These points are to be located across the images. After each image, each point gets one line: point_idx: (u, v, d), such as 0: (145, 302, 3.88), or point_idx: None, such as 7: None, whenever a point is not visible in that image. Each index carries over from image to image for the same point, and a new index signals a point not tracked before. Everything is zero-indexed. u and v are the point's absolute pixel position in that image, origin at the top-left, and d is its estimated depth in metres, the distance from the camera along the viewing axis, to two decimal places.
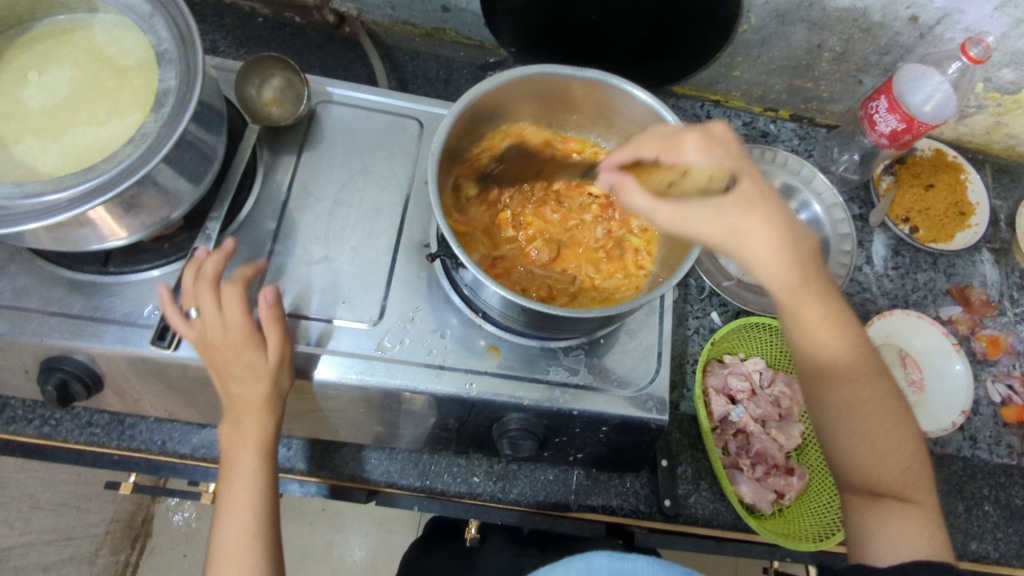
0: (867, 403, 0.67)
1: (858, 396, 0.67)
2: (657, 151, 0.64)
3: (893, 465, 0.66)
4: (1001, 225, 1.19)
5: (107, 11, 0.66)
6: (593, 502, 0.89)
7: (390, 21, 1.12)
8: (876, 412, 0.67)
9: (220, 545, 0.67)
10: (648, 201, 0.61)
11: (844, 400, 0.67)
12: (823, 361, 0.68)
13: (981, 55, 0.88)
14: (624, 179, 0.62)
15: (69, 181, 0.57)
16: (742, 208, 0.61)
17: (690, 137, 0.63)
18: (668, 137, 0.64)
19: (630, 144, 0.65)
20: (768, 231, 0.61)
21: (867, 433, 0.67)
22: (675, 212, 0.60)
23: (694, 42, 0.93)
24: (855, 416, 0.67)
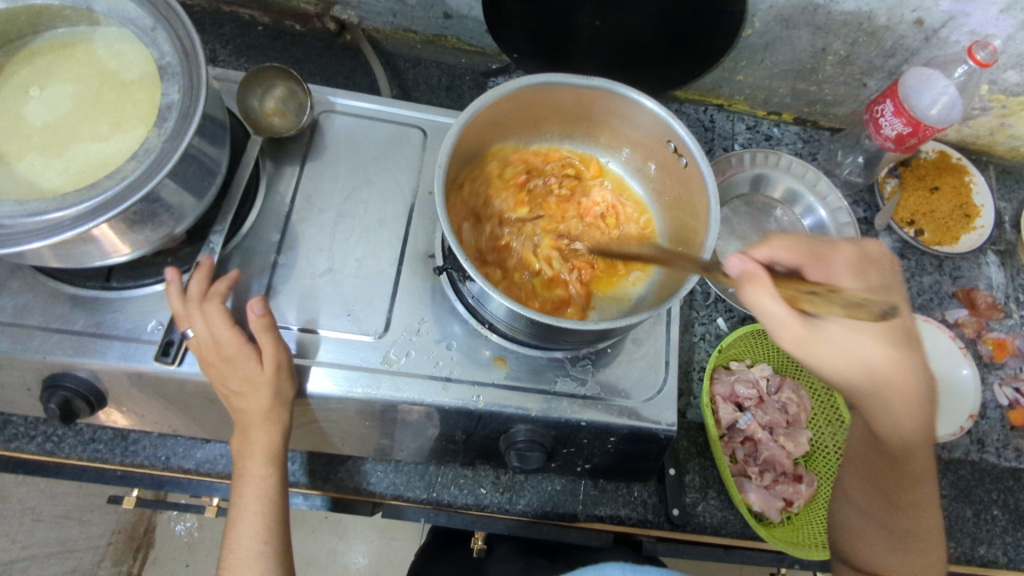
0: (925, 531, 0.72)
1: (916, 523, 0.72)
2: (802, 261, 0.62)
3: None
4: (1006, 227, 1.18)
5: (108, 24, 0.66)
6: (601, 512, 0.88)
7: (390, 28, 1.12)
8: (924, 540, 0.72)
9: (233, 550, 0.68)
10: (787, 313, 0.53)
11: (903, 522, 0.72)
12: (902, 493, 0.72)
13: (988, 59, 0.88)
14: (761, 275, 0.53)
15: (72, 198, 0.56)
16: (881, 351, 0.64)
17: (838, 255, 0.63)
18: (814, 251, 0.62)
19: (770, 244, 0.62)
20: (905, 388, 0.66)
21: (905, 548, 0.72)
22: (802, 337, 0.56)
23: (698, 48, 0.92)
24: (907, 538, 0.72)
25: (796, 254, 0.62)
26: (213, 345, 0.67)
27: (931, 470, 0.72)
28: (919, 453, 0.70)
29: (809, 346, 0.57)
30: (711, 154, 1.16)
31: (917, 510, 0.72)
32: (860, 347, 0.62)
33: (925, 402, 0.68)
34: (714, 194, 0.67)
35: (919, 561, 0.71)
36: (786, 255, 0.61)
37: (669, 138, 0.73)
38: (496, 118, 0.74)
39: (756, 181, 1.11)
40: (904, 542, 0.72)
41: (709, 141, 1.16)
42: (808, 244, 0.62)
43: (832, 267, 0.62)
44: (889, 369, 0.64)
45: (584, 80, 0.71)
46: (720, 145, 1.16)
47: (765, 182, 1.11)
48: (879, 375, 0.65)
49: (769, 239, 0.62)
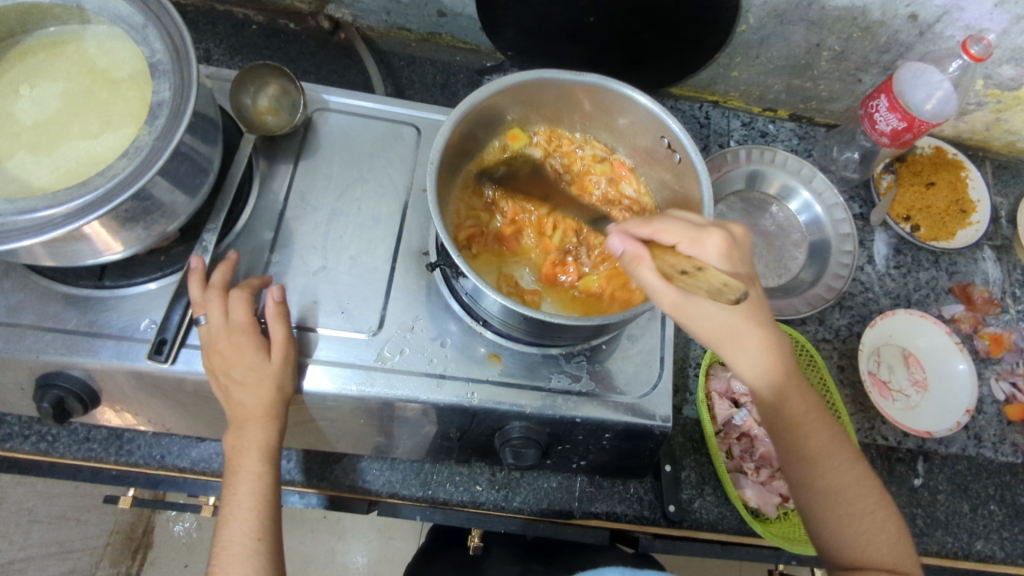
0: (849, 487, 0.69)
1: (839, 480, 0.69)
2: (679, 241, 0.58)
3: (882, 544, 0.66)
4: (1002, 222, 1.18)
5: (99, 23, 0.66)
6: (597, 509, 0.89)
7: (385, 26, 1.12)
8: (856, 497, 0.68)
9: (227, 547, 0.67)
10: (661, 283, 0.58)
11: (825, 486, 0.69)
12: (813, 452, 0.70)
13: (982, 53, 0.88)
14: (642, 252, 0.58)
15: (62, 196, 0.56)
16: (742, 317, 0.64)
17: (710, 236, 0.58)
18: (693, 229, 0.59)
19: (652, 224, 0.59)
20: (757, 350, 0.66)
21: (848, 518, 0.67)
22: (677, 300, 0.59)
23: (693, 44, 0.92)
24: (841, 499, 0.68)
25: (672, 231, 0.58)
26: (228, 331, 0.69)
27: (823, 424, 0.71)
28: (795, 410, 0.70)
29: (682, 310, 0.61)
30: (706, 150, 1.16)
31: (826, 466, 0.69)
32: (718, 315, 0.63)
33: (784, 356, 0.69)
34: (708, 190, 0.66)
35: (866, 524, 0.67)
36: (669, 238, 0.58)
37: (663, 134, 0.73)
38: (550, 102, 0.77)
39: (751, 178, 1.11)
40: (842, 504, 0.68)
41: (704, 138, 1.16)
42: (686, 226, 0.59)
43: (703, 247, 0.58)
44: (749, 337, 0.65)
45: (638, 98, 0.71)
46: (715, 142, 1.16)
47: (760, 179, 1.11)
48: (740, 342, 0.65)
49: (651, 220, 0.59)
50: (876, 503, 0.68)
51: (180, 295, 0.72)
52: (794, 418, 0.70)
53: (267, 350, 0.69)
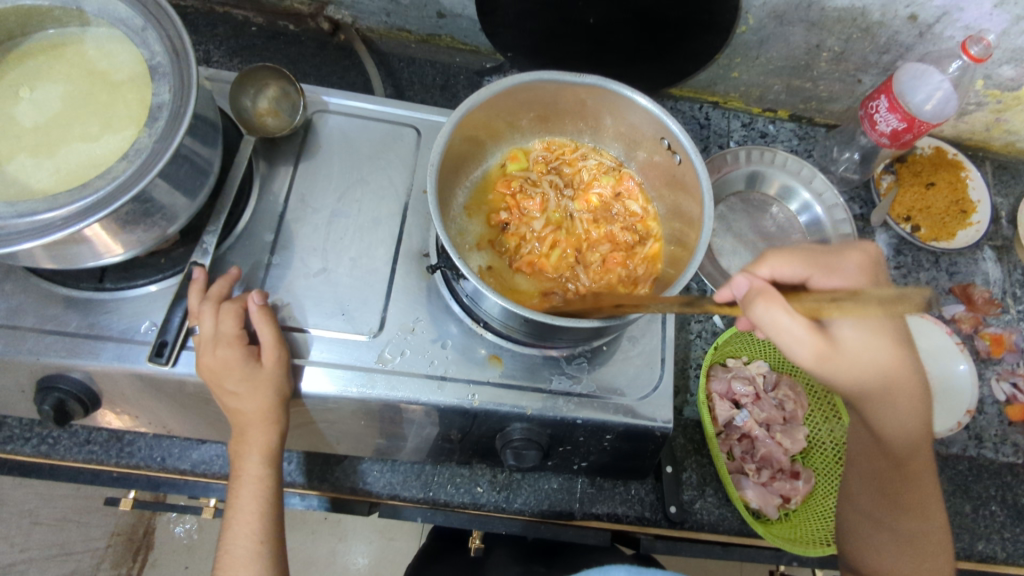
0: (925, 533, 0.73)
1: (916, 524, 0.73)
2: (806, 275, 0.62)
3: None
4: (1002, 222, 1.18)
5: (99, 25, 0.66)
6: (598, 510, 0.88)
7: (384, 27, 1.12)
8: (930, 543, 0.73)
9: (228, 551, 0.68)
10: (802, 327, 0.54)
11: (902, 523, 0.74)
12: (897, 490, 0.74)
13: (982, 53, 0.88)
14: (771, 290, 0.54)
15: (63, 199, 0.56)
16: (891, 360, 0.65)
17: (842, 265, 0.63)
18: (814, 261, 0.62)
19: (769, 262, 0.62)
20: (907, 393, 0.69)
21: (912, 556, 0.72)
22: (820, 347, 0.57)
23: (693, 45, 0.92)
24: (912, 542, 0.73)
25: (804, 265, 0.62)
26: (216, 343, 0.68)
27: (926, 466, 0.74)
28: (919, 450, 0.73)
29: (830, 360, 0.59)
30: (706, 151, 1.16)
31: (914, 508, 0.74)
32: (871, 358, 0.64)
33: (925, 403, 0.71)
34: (708, 190, 0.66)
35: (929, 564, 0.72)
36: (789, 271, 0.62)
37: (664, 135, 0.73)
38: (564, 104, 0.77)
39: (751, 178, 1.11)
40: (910, 545, 0.73)
41: (704, 139, 1.16)
42: (812, 255, 0.63)
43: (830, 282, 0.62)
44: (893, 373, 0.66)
45: (654, 108, 0.71)
46: (715, 143, 1.16)
47: (760, 179, 1.11)
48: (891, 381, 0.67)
49: (767, 257, 0.63)
50: (943, 552, 0.72)
51: (180, 298, 0.71)
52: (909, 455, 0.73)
53: (258, 358, 0.69)
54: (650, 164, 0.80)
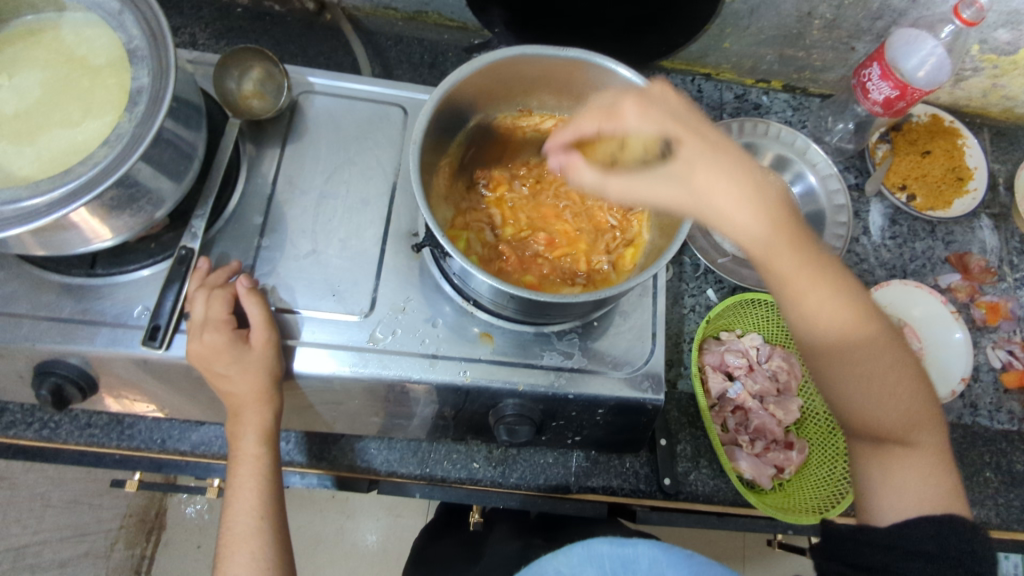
0: (865, 353, 0.66)
1: (863, 354, 0.66)
2: (598, 124, 0.65)
3: (898, 410, 0.66)
4: (1000, 189, 1.17)
5: (76, 10, 0.65)
6: (594, 484, 0.90)
7: (370, 6, 1.11)
8: (874, 365, 0.66)
9: (231, 527, 0.69)
10: (598, 177, 0.61)
11: (849, 359, 0.66)
12: (812, 321, 0.66)
13: (975, 17, 0.87)
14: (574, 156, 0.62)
15: (46, 185, 0.57)
16: (688, 160, 0.62)
17: (625, 102, 0.64)
18: (604, 110, 0.65)
19: (572, 124, 0.65)
20: (724, 178, 0.62)
21: (858, 385, 0.66)
22: (625, 184, 0.61)
23: (684, 12, 0.89)
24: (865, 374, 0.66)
25: (591, 118, 0.65)
26: (203, 329, 0.69)
27: (816, 270, 0.65)
28: (785, 249, 0.64)
29: (634, 184, 0.61)
30: None
31: (842, 335, 0.66)
32: (661, 174, 0.62)
33: (764, 202, 0.63)
34: None
35: (885, 396, 0.66)
36: (588, 124, 0.65)
37: None
38: (534, 80, 0.77)
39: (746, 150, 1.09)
40: (856, 381, 0.66)
41: None
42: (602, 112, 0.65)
43: (619, 117, 0.64)
44: (698, 173, 0.62)
45: (641, 78, 0.70)
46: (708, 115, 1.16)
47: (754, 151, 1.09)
48: (697, 186, 0.62)
49: (568, 122, 0.66)
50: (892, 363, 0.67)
51: (171, 281, 0.72)
52: (787, 259, 0.64)
53: (248, 340, 0.70)
54: None
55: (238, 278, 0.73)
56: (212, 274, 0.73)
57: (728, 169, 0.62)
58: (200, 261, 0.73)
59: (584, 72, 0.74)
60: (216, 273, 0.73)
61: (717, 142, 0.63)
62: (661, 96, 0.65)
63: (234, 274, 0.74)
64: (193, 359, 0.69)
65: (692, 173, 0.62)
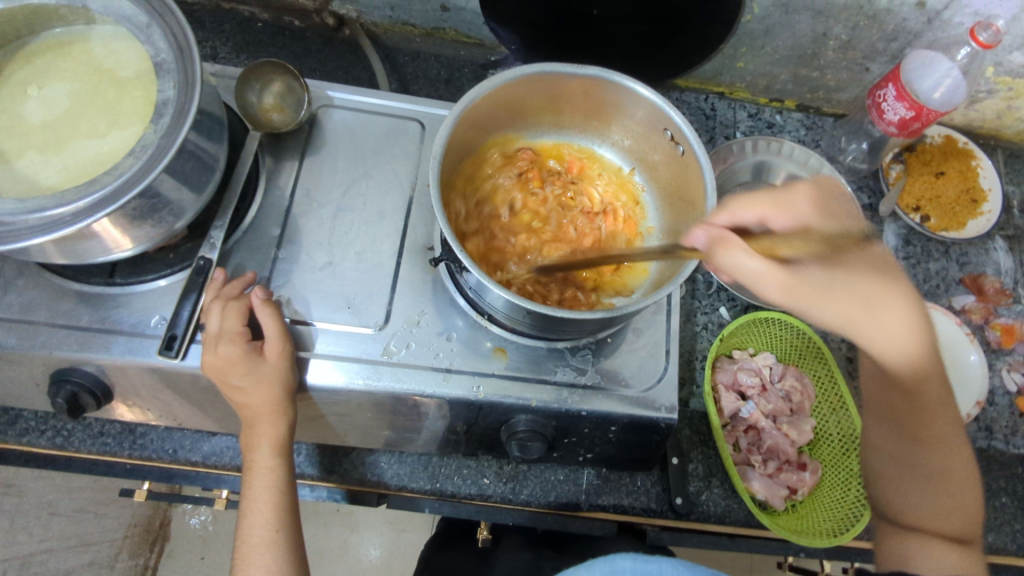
0: (948, 467, 0.74)
1: (942, 462, 0.75)
2: (762, 213, 0.65)
3: (958, 515, 0.72)
4: (1014, 211, 1.17)
5: (105, 23, 0.66)
6: (604, 502, 0.89)
7: (389, 22, 1.12)
8: (948, 473, 0.74)
9: (246, 539, 0.69)
10: (761, 264, 0.58)
11: (929, 464, 0.75)
12: (919, 429, 0.75)
13: (991, 39, 0.87)
14: (727, 235, 0.58)
15: (72, 194, 0.57)
16: (871, 278, 0.68)
17: (797, 195, 0.67)
18: (774, 198, 0.66)
19: (729, 207, 0.65)
20: (897, 308, 0.69)
21: (934, 488, 0.74)
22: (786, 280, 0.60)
23: (700, 31, 0.91)
24: (936, 478, 0.74)
25: (756, 207, 0.65)
26: (218, 340, 0.69)
27: (945, 401, 0.75)
28: (930, 381, 0.73)
29: (797, 292, 0.61)
30: (712, 142, 1.15)
31: (940, 442, 0.75)
32: (850, 286, 0.66)
33: (925, 330, 0.71)
34: (711, 183, 0.66)
35: (951, 501, 0.73)
36: (749, 212, 0.64)
37: (667, 127, 0.73)
38: (563, 96, 0.77)
39: (758, 168, 1.10)
40: (932, 483, 0.74)
41: (710, 129, 1.16)
42: (764, 196, 0.65)
43: (781, 213, 0.65)
44: (872, 295, 0.68)
45: (664, 100, 0.70)
46: (721, 133, 1.16)
47: (767, 169, 1.10)
48: (878, 306, 0.68)
49: (729, 202, 0.65)
50: (965, 477, 0.74)
51: (189, 291, 0.72)
52: (930, 398, 0.74)
53: (262, 352, 0.70)
54: (654, 154, 0.80)
55: (253, 290, 0.73)
56: (228, 286, 0.73)
57: (890, 317, 0.69)
58: (216, 272, 0.74)
59: (612, 93, 0.74)
60: (231, 285, 0.73)
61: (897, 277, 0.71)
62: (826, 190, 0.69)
63: (248, 285, 0.75)
64: (207, 372, 0.69)
65: (876, 303, 0.68)
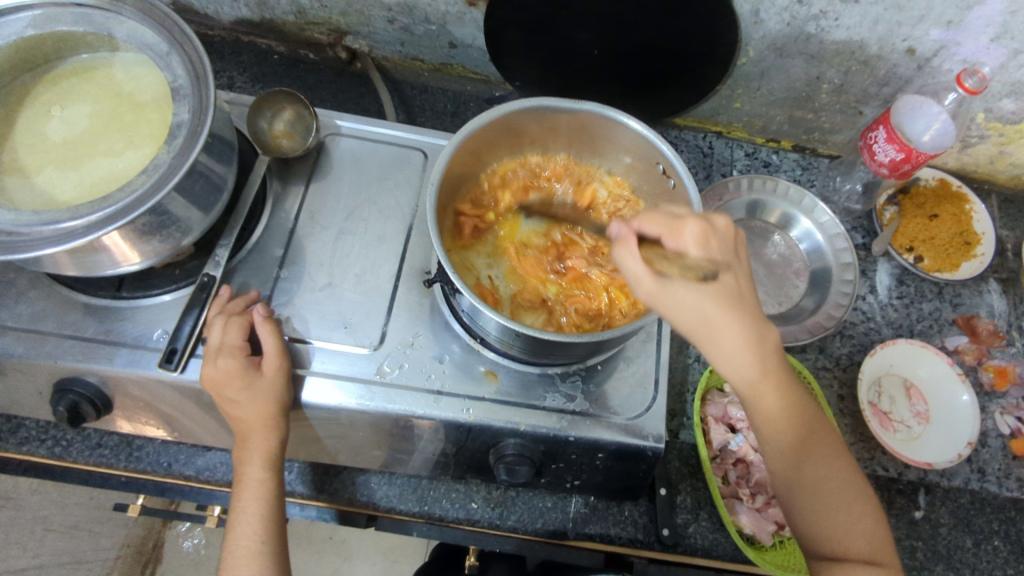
0: (836, 483, 0.67)
1: (822, 473, 0.67)
2: (659, 232, 0.58)
3: (859, 534, 0.66)
4: (1008, 255, 1.18)
5: (128, 50, 0.71)
6: (591, 531, 0.89)
7: (399, 57, 1.17)
8: (838, 489, 0.67)
9: (232, 551, 0.70)
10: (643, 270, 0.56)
11: (815, 481, 0.67)
12: (795, 447, 0.67)
13: (976, 85, 0.90)
14: (630, 237, 0.57)
15: (85, 209, 0.60)
16: (727, 304, 0.57)
17: (688, 224, 0.58)
18: (670, 219, 0.59)
19: (635, 219, 0.59)
20: (739, 339, 0.58)
21: (829, 508, 0.67)
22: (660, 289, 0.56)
23: (698, 75, 0.96)
24: (821, 492, 0.67)
25: (655, 224, 0.59)
26: (218, 354, 0.71)
27: (810, 416, 0.67)
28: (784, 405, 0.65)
29: (668, 304, 0.57)
30: (709, 179, 1.19)
31: (817, 458, 0.67)
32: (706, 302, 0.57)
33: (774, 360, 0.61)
34: (700, 216, 0.68)
35: (845, 515, 0.67)
36: (649, 227, 0.58)
37: (658, 160, 0.76)
38: (582, 134, 0.81)
39: (752, 206, 1.13)
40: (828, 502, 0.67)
41: (707, 167, 1.20)
42: (665, 215, 0.59)
43: (681, 238, 0.58)
44: (730, 322, 0.58)
45: (654, 136, 0.74)
46: (718, 171, 1.20)
47: (761, 208, 1.13)
48: (725, 331, 0.58)
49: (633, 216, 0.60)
50: (854, 494, 0.68)
51: (191, 307, 0.75)
52: (793, 425, 0.66)
53: (258, 367, 0.72)
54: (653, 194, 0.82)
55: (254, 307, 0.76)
56: (231, 303, 0.76)
57: (743, 336, 0.59)
58: (220, 290, 0.77)
59: (614, 130, 0.77)
60: (233, 302, 0.76)
61: (748, 299, 0.59)
62: (723, 227, 0.60)
63: (252, 303, 0.77)
64: (205, 384, 0.71)
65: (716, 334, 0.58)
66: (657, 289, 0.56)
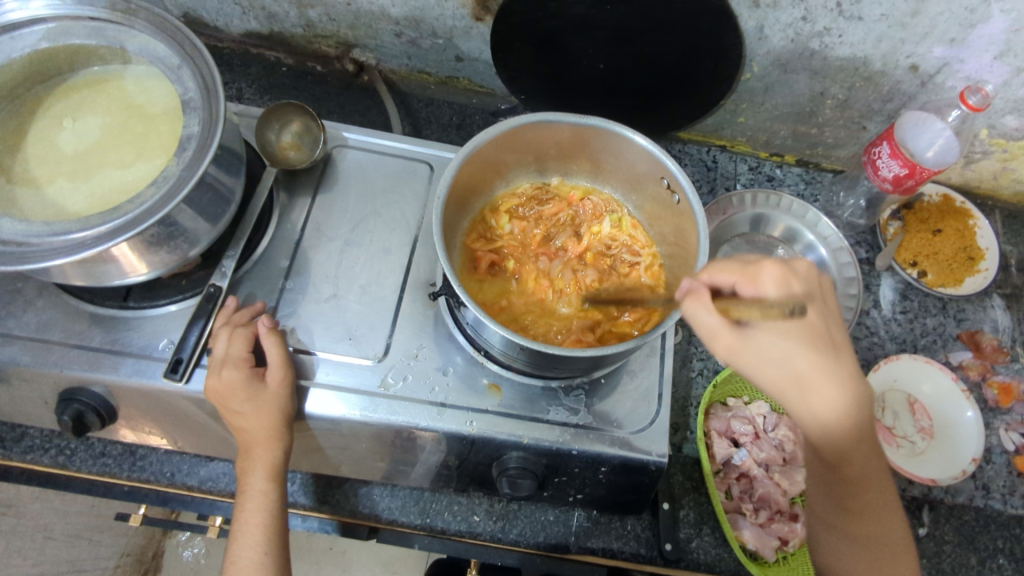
0: (885, 537, 0.72)
1: (876, 528, 0.72)
2: (735, 280, 0.59)
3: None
4: (1012, 271, 1.18)
5: (139, 63, 0.71)
6: (593, 545, 0.89)
7: (406, 70, 1.18)
8: (886, 546, 0.72)
9: (234, 563, 0.70)
10: (717, 321, 0.57)
11: (863, 532, 0.72)
12: (853, 501, 0.71)
13: (980, 103, 0.91)
14: (701, 291, 0.58)
15: (94, 220, 0.61)
16: (814, 356, 0.59)
17: (767, 268, 0.59)
18: (747, 269, 0.59)
19: (708, 269, 0.60)
20: (834, 393, 0.59)
21: (874, 560, 0.72)
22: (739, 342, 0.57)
23: (704, 91, 0.97)
24: (871, 544, 0.72)
25: (729, 272, 0.59)
26: (223, 365, 0.71)
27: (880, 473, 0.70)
28: (858, 460, 0.67)
29: (748, 360, 0.58)
30: (714, 193, 1.19)
31: (872, 513, 0.71)
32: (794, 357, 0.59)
33: (865, 406, 0.63)
34: (705, 231, 0.69)
35: (885, 569, 0.72)
36: (723, 277, 0.59)
37: (663, 176, 0.76)
38: (584, 151, 0.82)
39: (755, 220, 1.13)
40: (873, 553, 0.72)
41: (711, 180, 1.20)
42: (739, 264, 0.60)
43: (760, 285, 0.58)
44: (820, 377, 0.59)
45: (659, 151, 0.74)
46: (722, 185, 1.20)
47: (765, 222, 1.13)
48: (816, 386, 0.60)
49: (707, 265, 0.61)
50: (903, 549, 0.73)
51: (197, 317, 0.75)
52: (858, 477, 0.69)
53: (263, 379, 0.72)
54: (656, 210, 0.83)
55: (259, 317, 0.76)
56: (236, 314, 0.76)
57: (842, 391, 0.60)
58: (226, 300, 0.77)
59: (618, 146, 0.78)
60: (238, 312, 0.76)
61: (844, 351, 0.61)
62: (804, 272, 0.61)
63: (257, 314, 0.78)
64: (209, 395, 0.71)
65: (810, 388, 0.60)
66: (737, 343, 0.57)
